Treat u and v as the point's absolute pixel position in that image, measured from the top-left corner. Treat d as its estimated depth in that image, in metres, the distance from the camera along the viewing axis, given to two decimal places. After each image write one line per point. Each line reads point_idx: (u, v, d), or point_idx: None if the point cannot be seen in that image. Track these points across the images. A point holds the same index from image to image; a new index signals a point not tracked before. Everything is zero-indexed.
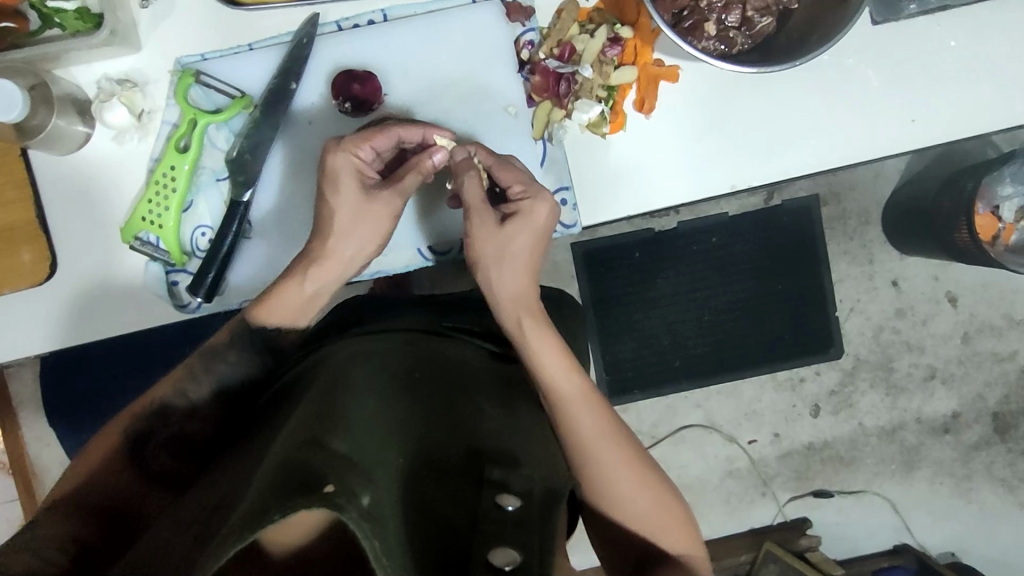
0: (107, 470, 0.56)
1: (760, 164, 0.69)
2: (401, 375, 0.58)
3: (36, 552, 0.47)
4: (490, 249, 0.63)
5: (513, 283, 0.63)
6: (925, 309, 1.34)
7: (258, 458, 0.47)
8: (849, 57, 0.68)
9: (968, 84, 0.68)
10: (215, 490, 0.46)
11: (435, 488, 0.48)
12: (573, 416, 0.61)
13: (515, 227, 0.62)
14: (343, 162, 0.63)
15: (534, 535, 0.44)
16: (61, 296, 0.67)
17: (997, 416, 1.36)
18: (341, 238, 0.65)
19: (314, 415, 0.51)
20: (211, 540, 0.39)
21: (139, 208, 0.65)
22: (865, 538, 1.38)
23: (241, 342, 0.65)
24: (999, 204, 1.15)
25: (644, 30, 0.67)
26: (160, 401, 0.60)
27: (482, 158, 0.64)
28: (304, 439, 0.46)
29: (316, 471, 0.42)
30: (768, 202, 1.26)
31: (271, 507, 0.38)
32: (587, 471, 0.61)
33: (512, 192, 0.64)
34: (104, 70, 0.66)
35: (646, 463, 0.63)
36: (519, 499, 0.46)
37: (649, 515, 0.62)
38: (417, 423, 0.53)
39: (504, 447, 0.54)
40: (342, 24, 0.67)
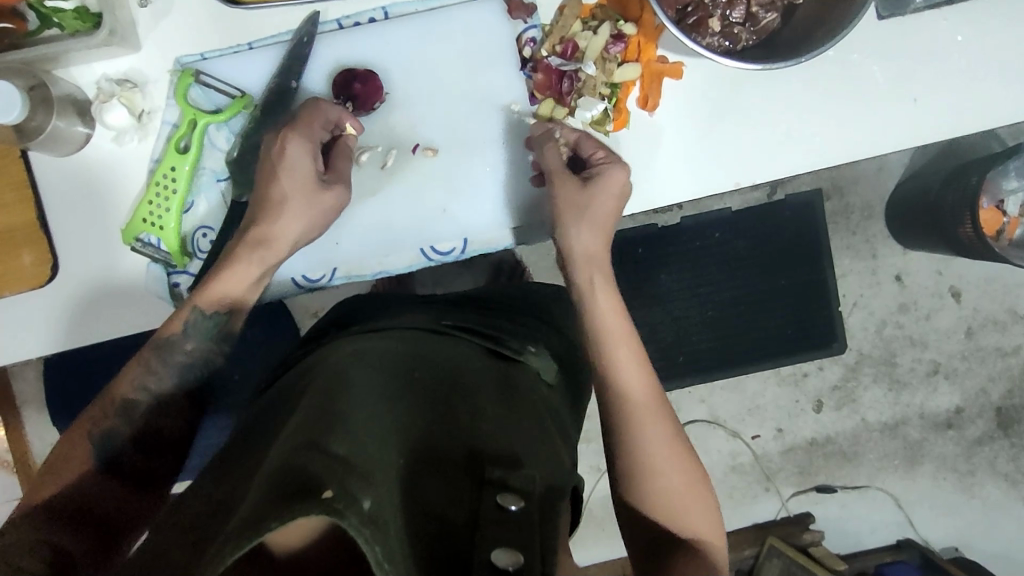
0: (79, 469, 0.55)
1: (763, 162, 0.68)
2: (403, 374, 0.58)
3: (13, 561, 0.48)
4: (570, 213, 0.64)
5: (586, 242, 0.64)
6: (928, 304, 1.33)
7: (259, 460, 0.47)
8: (853, 52, 0.67)
9: (974, 79, 0.68)
10: (214, 493, 0.46)
11: (436, 490, 0.48)
12: (625, 377, 0.62)
13: (594, 191, 0.63)
14: (297, 149, 0.62)
15: (535, 537, 0.44)
16: (63, 298, 0.67)
17: (1000, 411, 1.36)
18: (290, 219, 0.62)
19: (315, 411, 0.51)
20: (211, 545, 0.39)
21: (140, 210, 0.65)
22: (868, 533, 1.38)
23: (198, 333, 0.62)
24: (1004, 198, 1.14)
25: (648, 27, 0.66)
26: (124, 400, 0.59)
27: (565, 133, 0.65)
28: (305, 441, 0.46)
29: (316, 472, 0.41)
30: (771, 196, 1.26)
31: (270, 513, 0.38)
32: (627, 434, 0.60)
33: (594, 158, 0.64)
34: (103, 71, 0.65)
35: (682, 440, 0.62)
36: (521, 501, 0.47)
37: (681, 493, 0.60)
38: (418, 425, 0.53)
39: (505, 448, 0.54)
40: (342, 22, 0.66)
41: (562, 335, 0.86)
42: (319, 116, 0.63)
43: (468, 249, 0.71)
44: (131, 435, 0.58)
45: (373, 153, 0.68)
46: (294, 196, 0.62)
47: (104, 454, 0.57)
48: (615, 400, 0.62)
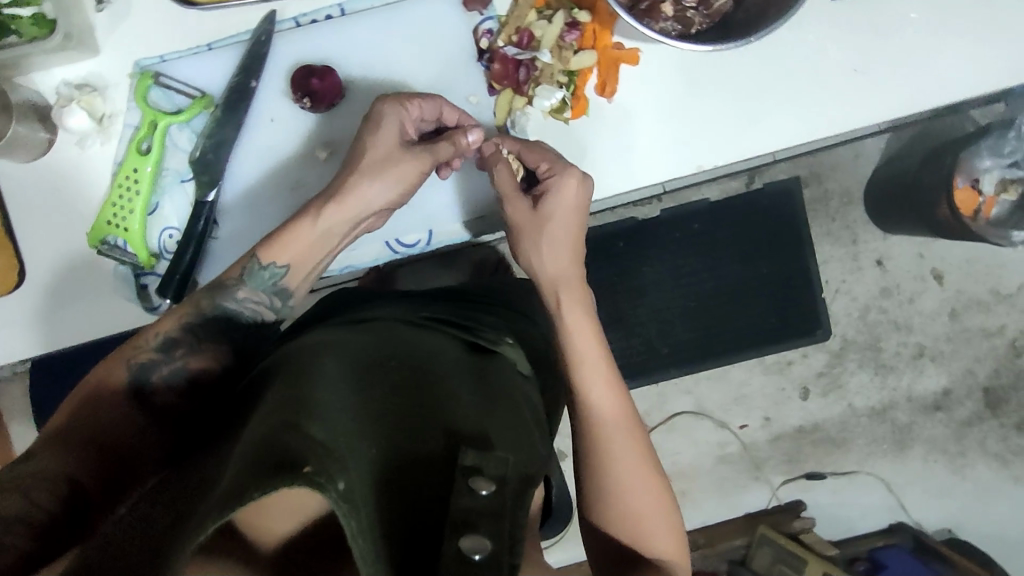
0: (109, 403, 0.57)
1: (726, 147, 0.69)
2: (377, 363, 0.57)
3: (25, 493, 0.46)
4: (530, 234, 0.65)
5: (553, 265, 0.65)
6: (912, 287, 1.34)
7: (235, 438, 0.46)
8: (810, 32, 0.68)
9: (931, 56, 0.68)
10: (191, 472, 0.45)
11: (412, 472, 0.47)
12: (594, 396, 0.62)
13: (550, 203, 0.64)
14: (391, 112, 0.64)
15: (506, 525, 0.43)
16: (31, 303, 0.67)
17: (987, 391, 1.37)
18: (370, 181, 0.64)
19: (291, 390, 0.50)
20: (188, 521, 0.38)
21: (104, 213, 0.65)
22: (861, 518, 1.38)
23: (251, 279, 0.64)
24: (979, 177, 1.14)
25: (603, 14, 0.67)
26: (166, 336, 0.60)
27: (510, 145, 0.66)
28: (280, 421, 0.45)
29: (296, 449, 0.41)
30: (749, 185, 1.27)
31: (249, 485, 0.38)
32: (597, 456, 0.60)
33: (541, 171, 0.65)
34: (64, 76, 0.66)
35: (655, 463, 0.61)
36: (493, 484, 0.45)
37: (653, 511, 0.59)
38: (393, 408, 0.52)
39: (482, 431, 0.52)
40: (300, 21, 0.66)
41: (537, 324, 0.86)
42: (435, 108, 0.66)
43: (433, 241, 0.72)
44: (166, 373, 0.59)
45: (334, 150, 0.68)
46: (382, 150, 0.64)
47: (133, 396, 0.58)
48: (582, 426, 0.62)
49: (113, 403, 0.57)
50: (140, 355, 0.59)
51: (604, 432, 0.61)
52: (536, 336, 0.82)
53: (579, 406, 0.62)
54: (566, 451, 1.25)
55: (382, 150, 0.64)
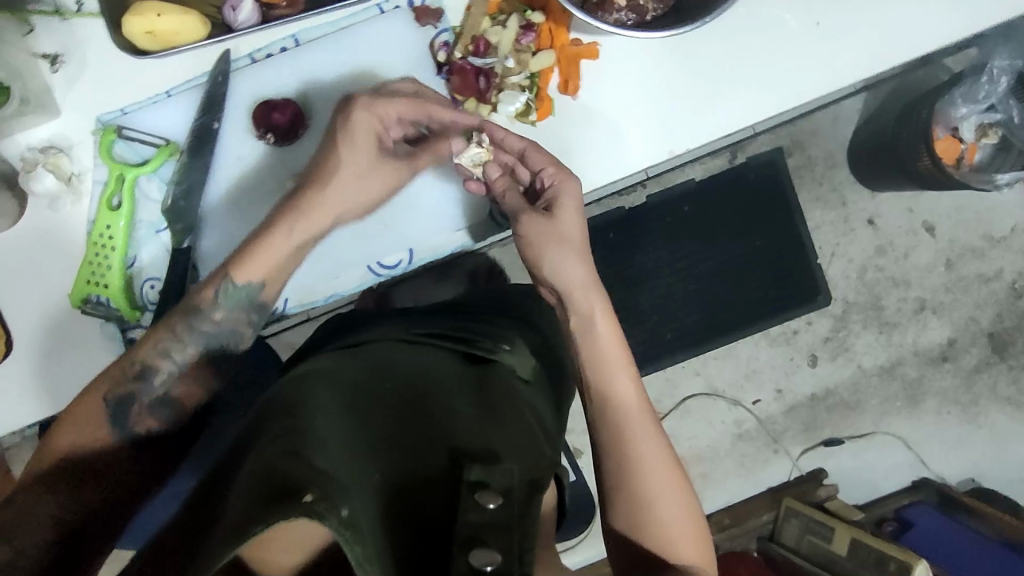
0: (88, 430, 0.57)
1: (697, 128, 0.69)
2: (374, 384, 0.56)
3: (12, 540, 0.49)
4: (552, 246, 0.64)
5: (572, 273, 0.65)
6: (905, 242, 1.33)
7: (238, 471, 0.45)
8: (768, 6, 0.68)
9: (889, 14, 0.68)
10: (198, 509, 0.45)
11: (417, 494, 0.46)
12: (622, 404, 0.63)
13: (561, 215, 0.64)
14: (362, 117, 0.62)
15: (516, 535, 0.40)
16: (23, 371, 0.66)
17: (992, 337, 1.36)
18: (339, 193, 0.63)
19: (290, 420, 0.49)
20: (198, 558, 0.38)
21: (82, 272, 0.65)
22: (884, 478, 1.38)
23: (229, 300, 0.62)
24: (957, 125, 1.13)
25: (555, 12, 0.66)
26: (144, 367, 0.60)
27: (518, 144, 0.64)
28: (280, 450, 0.44)
29: (297, 479, 0.40)
30: (732, 161, 1.27)
31: (252, 518, 0.37)
32: (627, 469, 0.59)
33: (545, 176, 0.64)
34: (27, 141, 0.65)
35: (680, 476, 0.61)
36: (500, 498, 0.43)
37: (681, 524, 0.58)
38: (394, 429, 0.51)
39: (486, 446, 0.50)
40: (254, 57, 0.66)
41: (535, 326, 0.85)
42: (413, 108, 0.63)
43: (414, 259, 0.72)
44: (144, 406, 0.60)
45: None
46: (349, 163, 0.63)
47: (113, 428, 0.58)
48: (607, 427, 0.62)
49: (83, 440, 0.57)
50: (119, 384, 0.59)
51: (632, 431, 0.61)
52: (535, 340, 0.81)
53: (608, 416, 0.62)
54: (581, 448, 1.24)
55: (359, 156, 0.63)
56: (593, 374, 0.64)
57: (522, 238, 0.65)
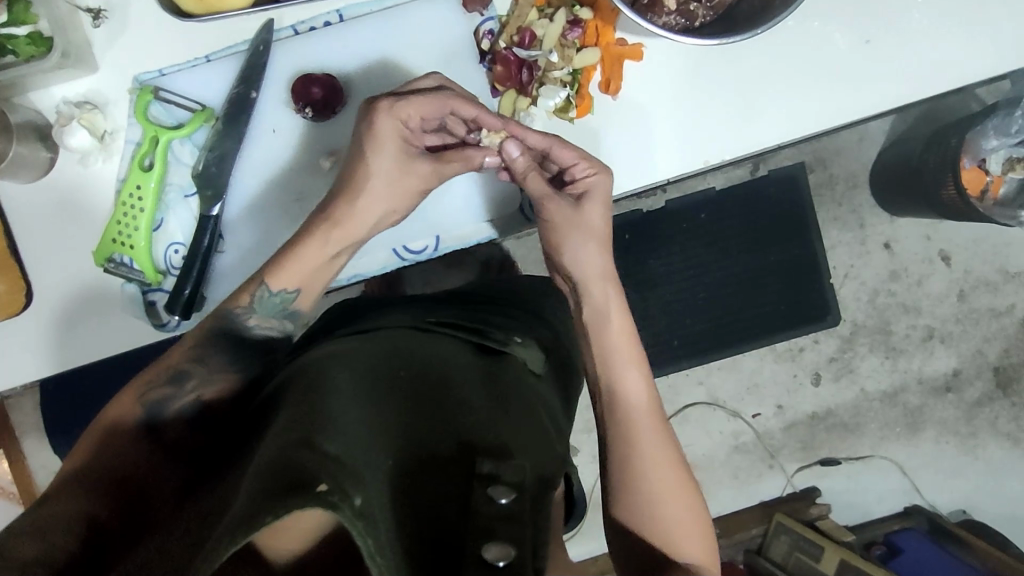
0: (119, 438, 0.54)
1: (731, 139, 0.68)
2: (387, 371, 0.52)
3: (44, 537, 0.43)
4: (572, 233, 0.64)
5: (591, 262, 0.64)
6: (919, 269, 1.33)
7: (249, 461, 0.41)
8: (815, 21, 0.67)
9: (936, 41, 0.67)
10: (208, 502, 0.40)
11: (426, 487, 0.42)
12: (629, 403, 0.62)
13: (587, 207, 0.64)
14: (387, 127, 0.61)
15: (528, 531, 0.37)
16: (40, 324, 0.66)
17: (997, 371, 1.36)
18: (371, 201, 0.63)
19: (302, 405, 0.45)
20: (202, 545, 0.34)
21: (109, 231, 0.65)
22: (877, 502, 1.38)
23: (262, 309, 0.62)
24: (985, 157, 1.12)
25: (605, 10, 0.65)
26: (175, 367, 0.58)
27: (538, 139, 0.63)
28: (289, 437, 0.40)
29: (307, 466, 0.36)
30: (754, 172, 1.26)
31: (259, 507, 0.33)
32: (630, 470, 0.59)
33: (577, 170, 0.64)
34: (63, 94, 0.65)
35: (685, 472, 0.60)
36: (512, 492, 0.39)
37: (689, 528, 0.58)
38: (407, 418, 0.47)
39: (501, 438, 0.47)
40: (298, 28, 0.66)
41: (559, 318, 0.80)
42: (433, 107, 0.62)
43: (440, 246, 0.72)
44: (180, 405, 0.57)
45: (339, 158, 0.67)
46: (380, 174, 0.63)
47: (144, 430, 0.55)
48: (618, 424, 0.61)
49: (116, 440, 0.54)
50: (151, 385, 0.57)
51: (641, 429, 0.61)
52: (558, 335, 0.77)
53: (616, 415, 0.61)
54: (579, 447, 1.24)
55: (387, 167, 0.63)
56: (605, 371, 0.63)
57: (545, 223, 0.65)
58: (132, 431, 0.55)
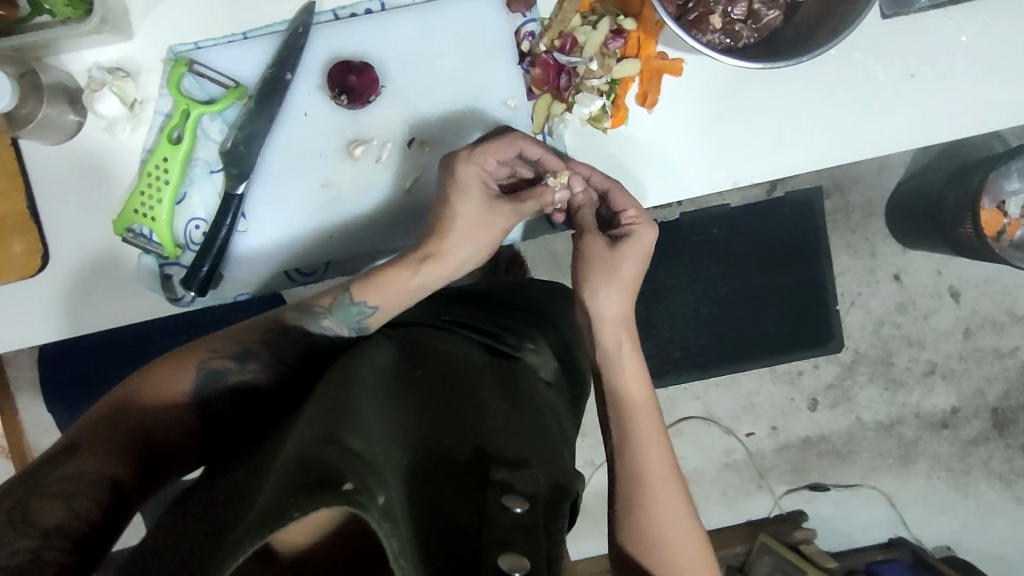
0: (160, 394, 0.54)
1: (762, 162, 0.68)
2: (404, 372, 0.52)
3: (69, 501, 0.43)
4: (605, 277, 0.63)
5: (614, 304, 0.64)
6: (927, 304, 1.33)
7: (272, 452, 0.40)
8: (856, 51, 0.67)
9: (976, 82, 0.67)
10: (227, 490, 0.40)
11: (442, 490, 0.41)
12: (639, 439, 0.60)
13: (627, 250, 0.64)
14: (468, 171, 0.62)
15: (543, 545, 0.37)
16: (53, 288, 0.66)
17: (996, 412, 1.36)
18: (456, 240, 0.63)
19: (325, 396, 0.44)
20: (225, 537, 0.33)
21: (131, 201, 0.64)
22: (861, 531, 1.38)
23: (341, 311, 0.62)
24: (1005, 199, 1.13)
25: (648, 23, 0.65)
26: (245, 346, 0.57)
27: (599, 181, 0.64)
28: (314, 430, 0.39)
29: (334, 463, 0.36)
30: (770, 193, 1.24)
31: (287, 501, 0.33)
32: (638, 508, 0.58)
33: (625, 216, 0.65)
34: (95, 59, 0.64)
35: (694, 518, 0.59)
36: (527, 503, 0.39)
37: (685, 541, 0.57)
38: (426, 420, 0.46)
39: (515, 445, 0.46)
40: (338, 13, 0.65)
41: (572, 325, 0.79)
42: (509, 147, 0.62)
43: None
44: (233, 384, 0.55)
45: (369, 147, 0.66)
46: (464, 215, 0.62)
47: (188, 394, 0.54)
48: (619, 428, 0.61)
49: (161, 407, 0.53)
50: (214, 360, 0.56)
51: (639, 435, 0.61)
52: (570, 338, 0.76)
53: (625, 451, 0.60)
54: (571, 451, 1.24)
55: (472, 210, 0.63)
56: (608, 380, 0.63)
57: (580, 257, 0.65)
58: (177, 401, 0.54)
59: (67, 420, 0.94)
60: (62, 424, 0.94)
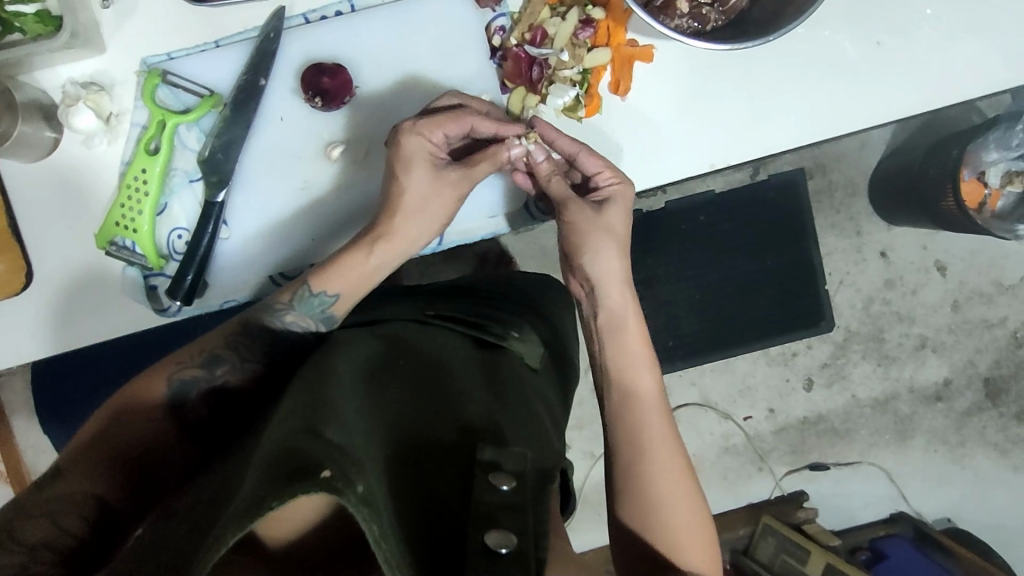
0: (141, 416, 0.54)
1: (739, 144, 0.68)
2: (385, 364, 0.52)
3: (55, 520, 0.44)
4: (592, 238, 0.64)
5: (609, 266, 0.64)
6: (914, 279, 1.34)
7: (253, 447, 0.41)
8: (824, 29, 0.67)
9: (947, 52, 0.68)
10: (212, 486, 0.40)
11: (427, 475, 0.42)
12: (638, 409, 0.61)
13: (610, 213, 0.64)
14: (415, 144, 0.62)
15: (530, 521, 0.38)
16: (39, 306, 0.66)
17: (988, 382, 1.37)
18: (409, 216, 0.64)
19: (305, 391, 0.45)
20: (209, 530, 0.34)
21: (112, 214, 0.64)
22: (862, 508, 1.39)
23: (301, 305, 0.63)
24: (985, 169, 1.13)
25: (617, 11, 0.65)
26: (211, 351, 0.58)
27: (565, 145, 0.64)
28: (295, 424, 0.40)
29: (313, 452, 0.36)
30: (754, 177, 1.25)
31: (267, 491, 0.33)
32: (636, 475, 0.58)
33: (600, 178, 0.65)
34: (69, 75, 0.65)
35: (699, 498, 0.59)
36: (513, 479, 0.40)
37: (689, 520, 0.57)
38: (408, 410, 0.47)
39: (498, 429, 0.47)
40: (309, 17, 0.66)
41: (559, 316, 0.79)
42: (458, 121, 0.63)
43: (444, 241, 0.72)
44: (205, 388, 0.56)
45: (345, 148, 0.67)
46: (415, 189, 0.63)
47: (165, 405, 0.55)
48: (623, 405, 0.62)
49: (139, 422, 0.53)
50: (184, 367, 0.56)
51: (644, 413, 0.61)
52: (557, 329, 0.76)
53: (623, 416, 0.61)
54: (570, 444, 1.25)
55: (423, 184, 0.63)
56: (611, 354, 0.64)
57: (566, 224, 0.65)
58: (154, 414, 0.54)
59: (63, 439, 0.94)
60: (57, 441, 0.93)
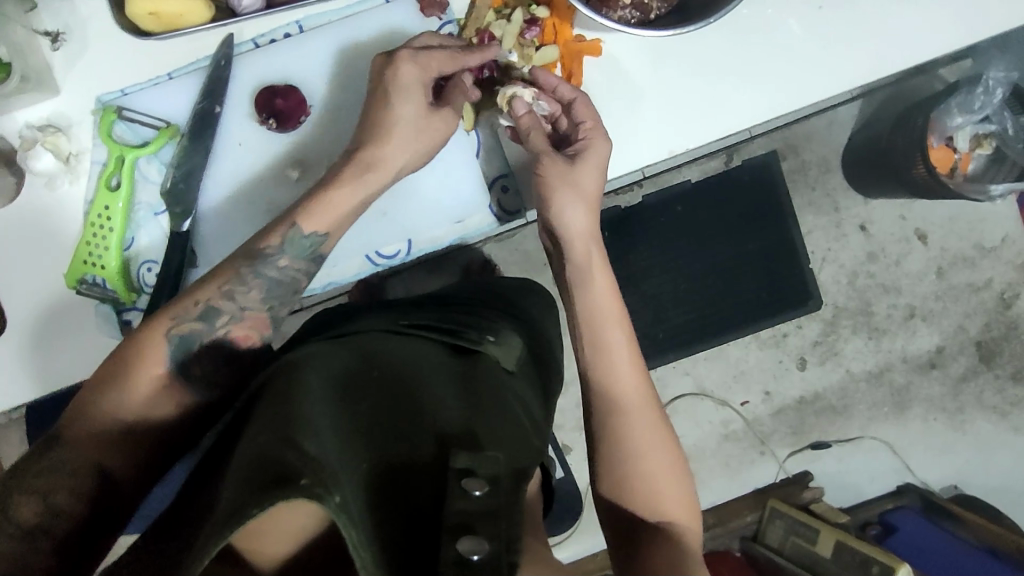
0: (139, 387, 0.55)
1: (695, 128, 0.69)
2: (362, 373, 0.52)
3: (48, 497, 0.49)
4: (562, 190, 0.64)
5: (579, 222, 0.65)
6: (897, 249, 1.34)
7: (231, 458, 0.41)
8: (767, 8, 0.68)
9: (891, 20, 0.69)
10: (194, 497, 0.41)
11: (403, 481, 0.42)
12: (619, 386, 0.62)
13: (582, 165, 0.64)
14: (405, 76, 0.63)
15: (504, 525, 0.38)
16: (13, 350, 0.66)
17: (980, 345, 1.38)
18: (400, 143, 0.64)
19: (281, 403, 0.45)
20: (191, 542, 0.35)
21: (79, 252, 0.65)
22: (869, 483, 1.39)
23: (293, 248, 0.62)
24: (952, 134, 1.13)
25: (560, 8, 0.67)
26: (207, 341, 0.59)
27: (562, 92, 0.65)
28: (272, 435, 0.40)
29: (290, 460, 0.37)
30: (728, 163, 1.27)
31: (246, 503, 0.34)
32: (625, 456, 0.59)
33: (580, 128, 0.65)
34: (25, 119, 0.65)
35: (684, 476, 0.60)
36: (487, 484, 0.40)
37: (677, 497, 0.58)
38: (385, 418, 0.47)
39: (473, 433, 0.47)
40: (258, 42, 0.66)
41: (537, 317, 0.79)
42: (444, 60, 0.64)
43: (413, 250, 0.73)
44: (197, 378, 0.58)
45: (305, 167, 0.68)
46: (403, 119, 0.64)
47: (164, 380, 0.56)
48: (601, 390, 0.62)
49: (138, 390, 0.55)
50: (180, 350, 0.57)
51: (625, 398, 0.61)
52: (536, 329, 0.76)
53: (605, 402, 0.61)
54: (569, 445, 1.24)
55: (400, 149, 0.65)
56: (587, 325, 0.64)
57: (539, 177, 0.65)
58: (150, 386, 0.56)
59: None
60: None
